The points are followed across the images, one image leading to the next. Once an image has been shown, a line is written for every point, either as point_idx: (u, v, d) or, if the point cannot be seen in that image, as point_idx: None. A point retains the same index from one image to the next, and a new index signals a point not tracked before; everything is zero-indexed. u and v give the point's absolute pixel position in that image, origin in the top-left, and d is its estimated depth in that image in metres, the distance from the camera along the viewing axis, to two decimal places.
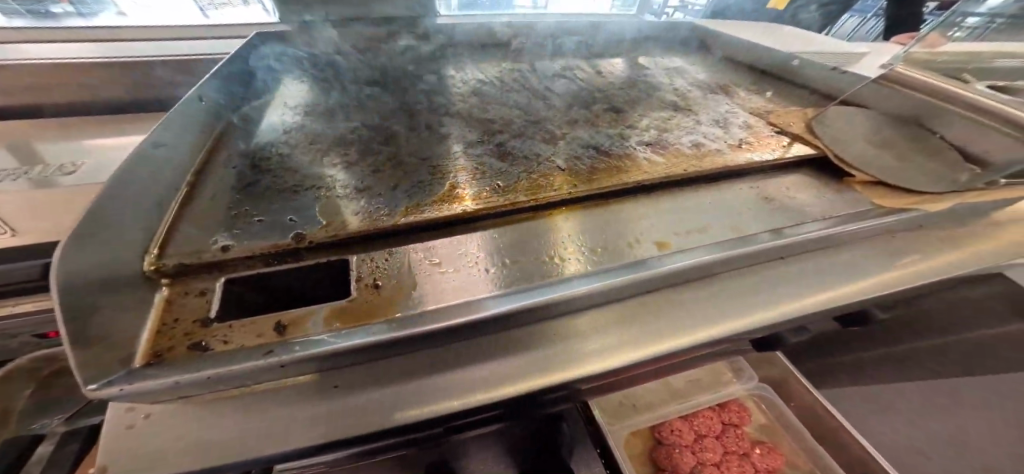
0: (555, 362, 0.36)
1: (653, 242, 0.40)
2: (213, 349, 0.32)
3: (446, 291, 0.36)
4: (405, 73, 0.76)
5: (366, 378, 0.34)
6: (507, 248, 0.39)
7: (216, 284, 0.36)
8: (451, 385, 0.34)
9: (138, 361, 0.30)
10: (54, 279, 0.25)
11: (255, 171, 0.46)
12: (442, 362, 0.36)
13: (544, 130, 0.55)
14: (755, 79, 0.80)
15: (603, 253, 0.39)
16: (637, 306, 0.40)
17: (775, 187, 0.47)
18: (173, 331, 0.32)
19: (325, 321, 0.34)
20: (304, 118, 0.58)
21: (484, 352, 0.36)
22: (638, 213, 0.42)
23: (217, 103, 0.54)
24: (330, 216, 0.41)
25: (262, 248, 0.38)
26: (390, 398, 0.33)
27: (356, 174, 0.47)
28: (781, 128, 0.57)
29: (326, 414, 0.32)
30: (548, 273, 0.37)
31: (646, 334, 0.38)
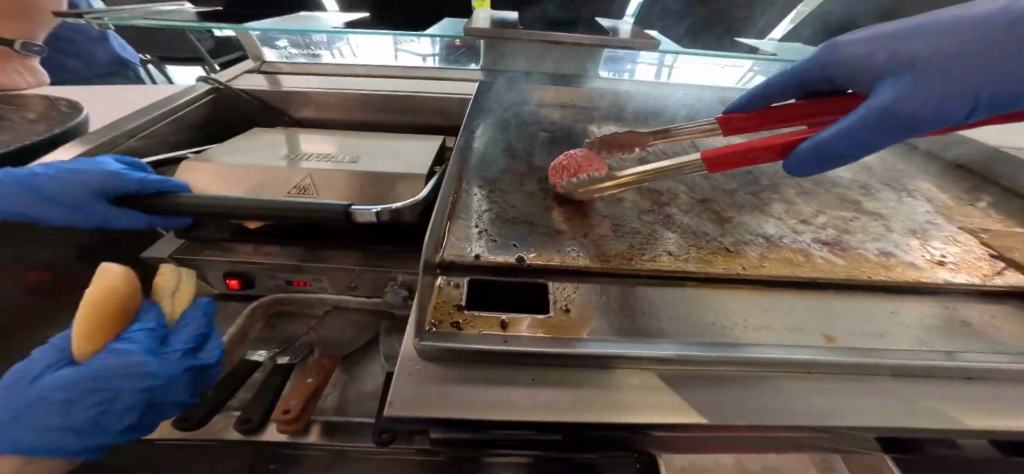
0: (739, 408, 0.39)
1: (826, 331, 0.44)
2: (463, 328, 0.47)
3: (633, 328, 0.46)
4: (582, 134, 0.92)
5: (558, 379, 0.43)
6: (682, 307, 0.48)
7: (465, 281, 0.53)
8: (635, 401, 0.40)
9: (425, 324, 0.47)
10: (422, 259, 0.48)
11: (488, 203, 0.64)
12: (626, 375, 0.43)
13: (711, 210, 0.63)
14: (964, 184, 0.72)
15: (775, 331, 0.44)
16: (824, 383, 0.41)
17: (976, 316, 0.45)
18: (442, 309, 0.49)
19: (533, 327, 0.48)
20: (511, 164, 0.77)
21: (666, 383, 0.42)
22: (809, 304, 0.47)
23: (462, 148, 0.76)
24: (539, 248, 0.56)
25: (495, 262, 0.54)
26: (585, 394, 0.41)
27: (554, 218, 0.62)
28: (996, 250, 0.53)
29: (533, 399, 0.41)
30: (724, 335, 0.44)
31: (839, 410, 0.38)
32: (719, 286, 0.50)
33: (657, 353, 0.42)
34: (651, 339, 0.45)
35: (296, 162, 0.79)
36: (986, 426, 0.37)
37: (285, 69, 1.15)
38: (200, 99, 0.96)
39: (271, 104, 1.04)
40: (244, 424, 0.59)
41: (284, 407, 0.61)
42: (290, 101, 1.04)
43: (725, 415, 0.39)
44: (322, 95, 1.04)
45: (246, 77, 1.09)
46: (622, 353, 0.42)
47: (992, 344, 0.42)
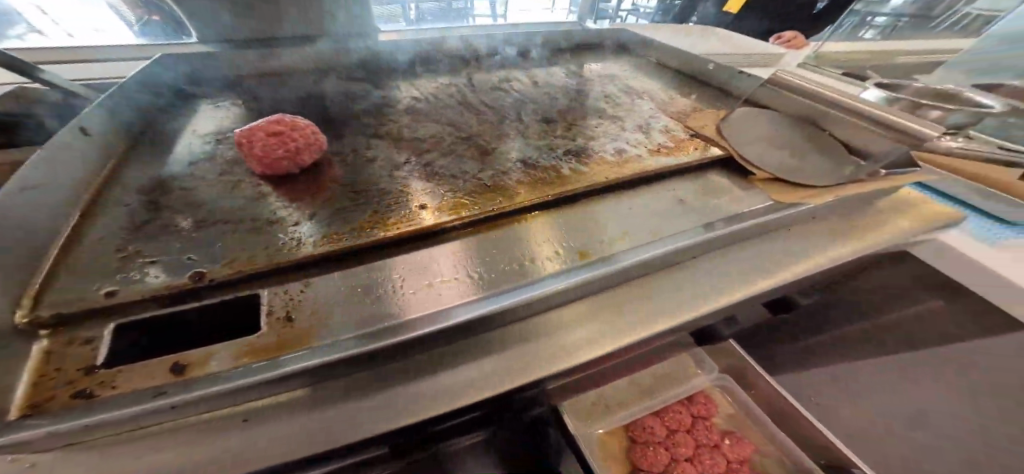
0: (539, 357, 0.36)
1: (589, 247, 0.41)
2: (99, 395, 0.29)
3: (417, 303, 0.36)
4: (337, 92, 0.74)
5: (325, 397, 0.33)
6: (443, 265, 0.39)
7: (107, 328, 0.33)
8: (427, 392, 0.34)
9: (11, 414, 0.26)
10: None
11: (153, 208, 0.43)
12: (388, 381, 0.34)
13: (472, 147, 0.56)
14: (683, 83, 0.83)
15: (540, 261, 0.40)
16: (614, 299, 0.41)
17: (689, 190, 0.49)
18: (50, 380, 0.29)
19: (229, 358, 0.32)
20: (217, 145, 0.55)
21: (461, 356, 0.36)
22: (568, 221, 0.44)
23: (115, 139, 0.50)
24: (237, 250, 0.39)
25: (156, 288, 0.35)
26: (360, 411, 0.32)
27: (271, 203, 0.45)
28: (698, 131, 0.60)
29: (272, 444, 0.29)
30: (521, 278, 0.38)
31: (626, 321, 0.39)
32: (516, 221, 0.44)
33: (455, 324, 0.32)
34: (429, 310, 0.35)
35: None
36: (734, 288, 0.42)
37: None
38: None
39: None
40: None
41: None
42: None
43: (494, 384, 0.34)
44: None
45: None
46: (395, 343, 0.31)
47: (699, 212, 0.46)
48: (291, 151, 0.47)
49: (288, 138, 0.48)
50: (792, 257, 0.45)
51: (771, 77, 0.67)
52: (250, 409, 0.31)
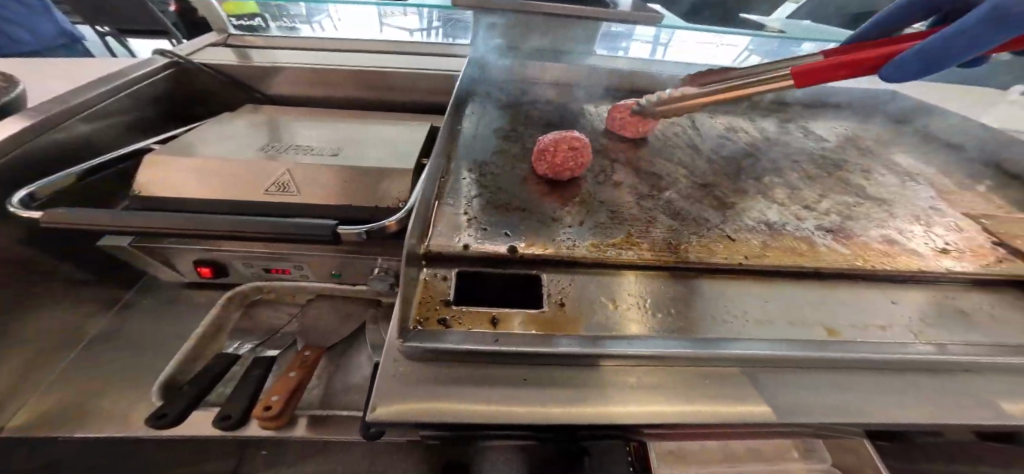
0: (787, 407, 0.36)
1: (815, 328, 0.42)
2: (450, 325, 0.44)
3: (660, 326, 0.43)
4: (576, 114, 0.87)
5: (582, 377, 0.39)
6: (667, 298, 0.46)
7: (452, 274, 0.49)
8: (665, 400, 0.37)
9: (409, 322, 0.43)
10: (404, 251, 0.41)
11: (478, 186, 0.60)
12: (615, 374, 0.39)
13: (713, 196, 0.60)
14: (962, 169, 0.70)
15: (764, 324, 0.42)
16: (871, 379, 0.38)
17: (979, 306, 0.44)
18: (426, 305, 0.46)
19: (526, 323, 0.44)
20: (503, 145, 0.72)
21: (701, 379, 0.38)
22: (789, 296, 0.45)
23: (450, 128, 0.71)
24: (531, 235, 0.53)
25: (484, 252, 0.50)
26: (610, 395, 0.37)
27: (550, 204, 0.58)
28: (1001, 239, 0.51)
29: (545, 397, 0.37)
30: (766, 334, 0.41)
31: (897, 411, 0.36)
32: (761, 280, 0.47)
33: (708, 354, 0.38)
34: (674, 338, 0.41)
35: (277, 154, 0.74)
36: None
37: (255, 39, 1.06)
38: (159, 74, 0.87)
39: (243, 82, 0.96)
40: (225, 422, 0.53)
41: (266, 403, 0.57)
42: (256, 76, 0.96)
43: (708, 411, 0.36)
44: (294, 70, 0.95)
45: (209, 49, 1.00)
46: (650, 354, 0.39)
47: (996, 334, 0.41)
48: (570, 167, 0.59)
49: (581, 154, 0.60)
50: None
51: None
52: (528, 373, 0.40)
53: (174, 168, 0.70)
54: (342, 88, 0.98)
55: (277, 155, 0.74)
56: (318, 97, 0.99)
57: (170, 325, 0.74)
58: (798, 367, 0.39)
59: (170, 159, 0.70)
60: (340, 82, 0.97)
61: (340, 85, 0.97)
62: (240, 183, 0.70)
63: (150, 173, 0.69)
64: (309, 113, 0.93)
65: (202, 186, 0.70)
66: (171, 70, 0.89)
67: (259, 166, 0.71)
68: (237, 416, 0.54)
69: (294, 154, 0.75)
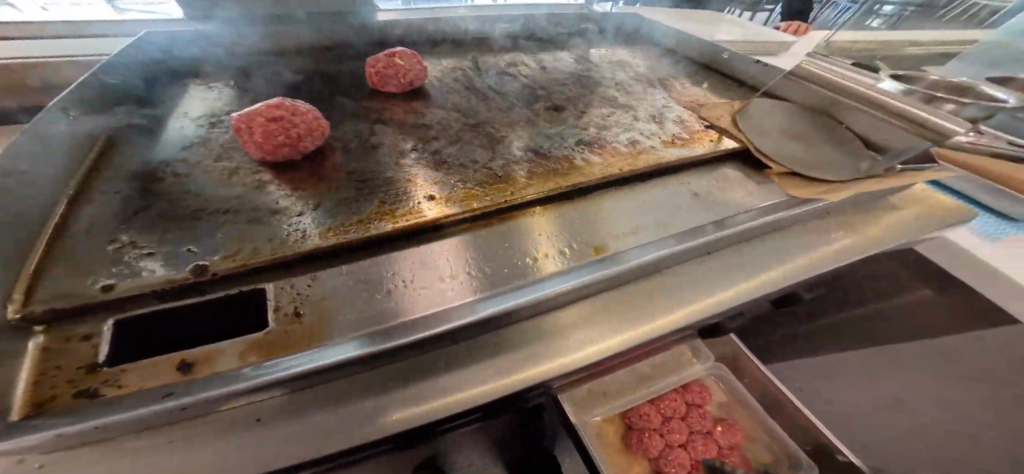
0: (547, 359, 0.34)
1: (588, 249, 0.39)
2: (104, 394, 0.27)
3: (422, 304, 0.35)
4: (337, 74, 0.71)
5: (333, 397, 0.31)
6: (436, 264, 0.38)
7: (104, 323, 0.31)
8: (426, 399, 0.31)
9: (14, 415, 0.24)
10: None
11: (146, 195, 0.41)
12: (388, 381, 0.32)
13: (482, 134, 0.54)
14: (691, 71, 0.81)
15: (539, 258, 0.38)
16: (624, 296, 0.39)
17: (703, 184, 0.48)
18: (50, 380, 0.27)
19: (239, 354, 0.31)
20: (210, 129, 0.52)
21: (465, 356, 0.34)
22: (566, 220, 0.42)
23: (96, 125, 0.47)
24: (236, 241, 0.38)
25: (155, 282, 0.34)
26: (365, 411, 0.30)
27: (274, 191, 0.43)
28: (711, 122, 0.59)
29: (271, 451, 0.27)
30: (532, 276, 0.37)
31: (642, 322, 0.37)
32: (533, 214, 0.43)
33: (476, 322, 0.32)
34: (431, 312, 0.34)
35: None
36: (753, 282, 0.41)
37: None
38: None
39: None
40: None
41: None
42: None
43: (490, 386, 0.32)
44: None
45: None
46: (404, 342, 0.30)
47: (715, 204, 0.45)
48: (291, 134, 0.45)
49: (289, 123, 0.45)
50: (796, 247, 0.44)
51: (798, 69, 0.64)
52: (267, 408, 0.29)
53: None
54: None
55: None
56: None
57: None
58: (562, 305, 0.37)
59: None
60: None
61: None
62: None
63: None
64: None
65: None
66: None
67: None
68: None
69: None
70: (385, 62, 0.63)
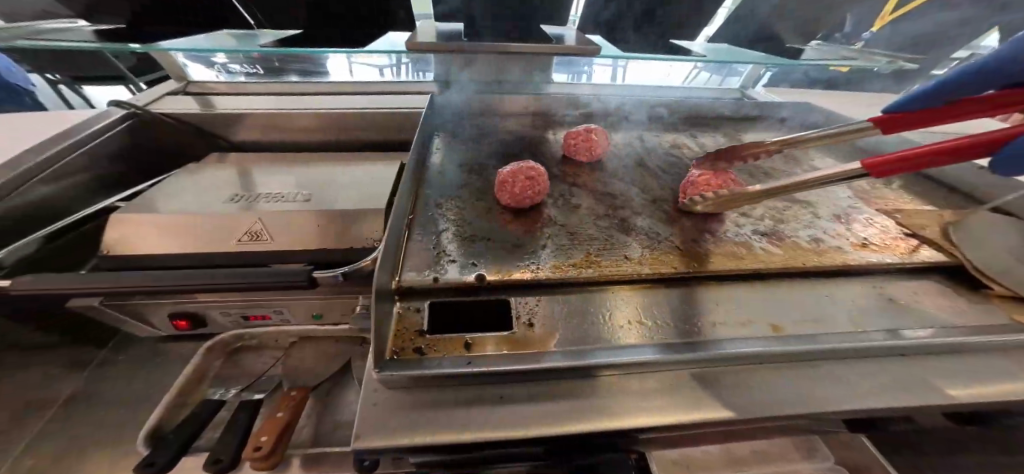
0: (720, 406, 0.39)
1: (669, 330, 0.46)
2: (425, 354, 0.46)
3: (611, 337, 0.46)
4: (535, 141, 0.94)
5: (541, 391, 0.43)
6: (594, 312, 0.49)
7: (424, 304, 0.51)
8: (613, 409, 0.40)
9: (387, 353, 0.46)
10: (376, 288, 0.44)
11: (444, 219, 0.64)
12: (587, 392, 0.42)
13: (663, 210, 0.66)
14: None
15: (623, 326, 0.47)
16: (799, 373, 0.42)
17: (901, 292, 0.49)
18: (403, 337, 0.48)
19: (497, 344, 0.47)
20: (469, 177, 0.77)
21: (646, 386, 0.42)
22: (649, 301, 0.50)
23: (418, 167, 0.75)
24: (493, 264, 0.56)
25: (452, 283, 0.53)
26: (566, 410, 0.41)
27: (511, 230, 0.62)
28: (912, 231, 0.59)
29: (505, 417, 0.40)
30: (706, 337, 0.45)
31: (818, 399, 0.39)
32: (706, 286, 0.51)
33: (656, 358, 0.42)
34: (621, 345, 0.44)
35: (250, 204, 0.76)
36: (957, 397, 0.39)
37: (217, 88, 1.11)
38: (120, 127, 0.90)
39: (203, 129, 1.00)
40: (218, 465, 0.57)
41: (254, 444, 0.59)
42: (224, 126, 1.01)
43: (576, 422, 0.39)
44: (263, 116, 1.00)
45: (174, 98, 1.04)
46: (596, 362, 0.42)
47: (915, 316, 0.46)
48: (529, 194, 0.64)
49: (537, 183, 0.64)
50: (990, 379, 0.41)
51: None
52: (504, 391, 0.43)
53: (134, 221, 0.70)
54: (311, 131, 1.03)
55: (248, 205, 0.76)
56: (288, 140, 1.04)
57: (156, 374, 0.74)
58: (731, 365, 0.43)
59: (130, 211, 0.71)
60: (312, 124, 1.01)
61: (311, 131, 1.03)
62: (211, 235, 0.72)
63: (113, 226, 0.70)
64: (277, 156, 0.97)
65: (171, 240, 0.71)
66: (130, 121, 0.92)
67: (228, 218, 0.72)
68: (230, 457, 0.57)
69: (265, 203, 0.77)
70: (583, 136, 0.80)
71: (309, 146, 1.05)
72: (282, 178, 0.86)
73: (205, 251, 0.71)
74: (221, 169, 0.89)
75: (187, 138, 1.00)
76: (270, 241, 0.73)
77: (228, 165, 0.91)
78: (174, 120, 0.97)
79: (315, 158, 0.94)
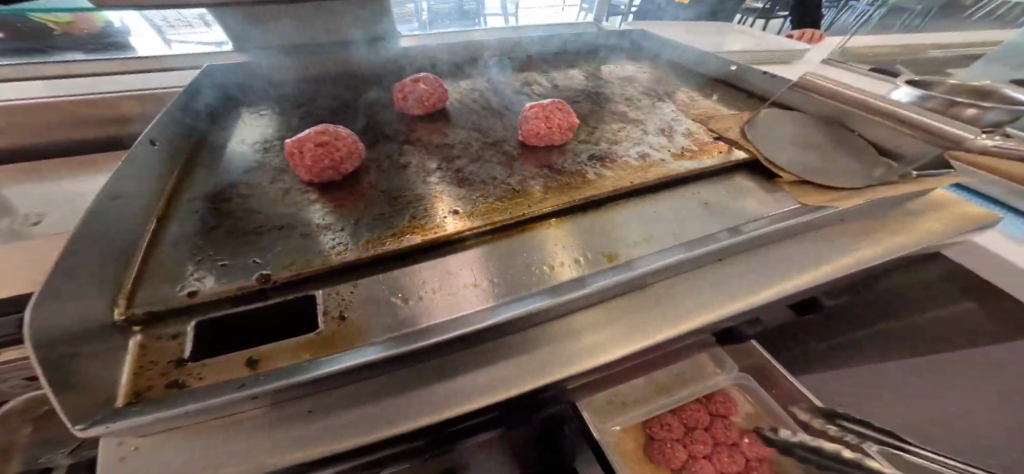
0: (568, 360, 0.37)
1: (599, 259, 0.42)
2: (188, 386, 0.33)
3: (447, 310, 0.39)
4: (368, 98, 0.79)
5: (373, 389, 0.35)
6: (429, 282, 0.41)
7: (186, 326, 0.37)
8: (456, 387, 0.35)
9: (118, 401, 0.31)
10: (27, 325, 0.26)
11: (217, 214, 0.49)
12: (432, 377, 0.36)
13: (503, 151, 0.60)
14: (697, 87, 0.86)
15: (553, 266, 0.42)
16: (647, 298, 0.42)
17: (713, 193, 0.51)
18: (147, 374, 0.33)
19: (297, 351, 0.36)
20: (265, 154, 0.61)
21: (492, 356, 0.38)
22: (576, 233, 0.46)
23: (177, 152, 0.55)
24: (286, 257, 0.44)
25: (228, 291, 0.40)
26: (407, 406, 0.34)
27: (315, 209, 0.50)
28: (720, 134, 0.62)
29: (327, 427, 0.32)
30: (551, 281, 0.40)
31: (660, 329, 0.39)
32: (543, 226, 0.47)
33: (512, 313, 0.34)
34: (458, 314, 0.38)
35: None
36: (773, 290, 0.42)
37: None
38: None
39: None
40: None
41: None
42: None
43: (427, 412, 0.33)
44: None
45: None
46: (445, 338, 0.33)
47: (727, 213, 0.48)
48: (332, 160, 0.51)
49: (332, 148, 0.52)
50: (808, 264, 0.45)
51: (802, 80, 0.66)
52: (316, 401, 0.33)
53: None
54: None
55: None
56: None
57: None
58: (576, 310, 0.40)
59: None
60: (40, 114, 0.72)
61: None
62: None
63: None
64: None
65: None
66: None
67: None
68: None
69: None
70: (410, 86, 0.69)
71: None
72: None
73: None
74: None
75: None
76: None
77: None
78: None
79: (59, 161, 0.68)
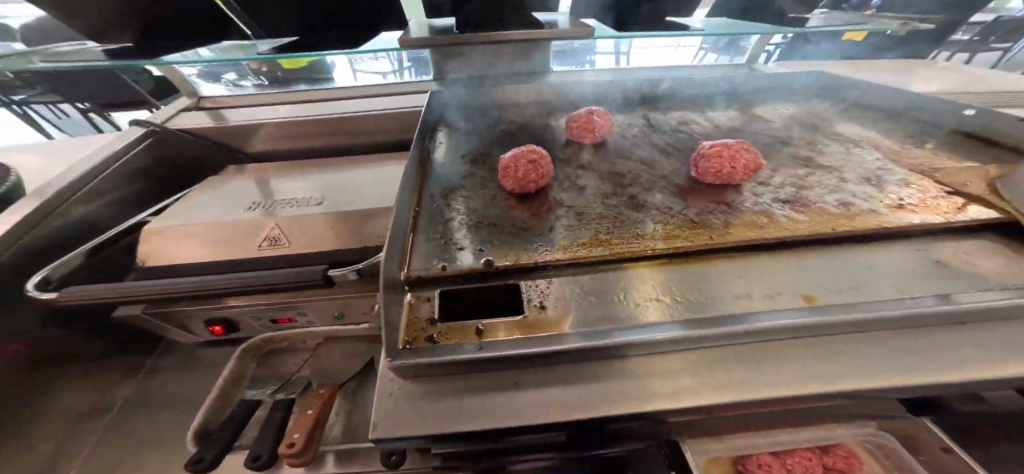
0: (766, 385, 0.37)
1: (686, 305, 0.43)
2: (438, 341, 0.44)
3: (638, 318, 0.43)
4: (539, 128, 0.93)
5: (571, 374, 0.40)
6: (614, 290, 0.47)
7: (435, 293, 0.51)
8: (650, 389, 0.38)
9: (399, 343, 0.44)
10: (382, 280, 0.44)
11: (450, 209, 0.64)
12: (626, 373, 0.39)
13: (673, 186, 0.64)
14: (895, 135, 0.77)
15: (638, 303, 0.44)
16: (848, 344, 0.39)
17: (947, 253, 0.46)
18: (413, 326, 0.46)
19: (508, 329, 0.44)
20: (473, 167, 0.77)
21: (686, 364, 0.39)
22: (664, 277, 0.47)
23: (421, 160, 0.75)
24: (504, 249, 0.55)
25: (465, 270, 0.53)
26: (604, 394, 0.38)
27: (518, 216, 0.61)
28: (954, 188, 0.56)
29: (530, 404, 0.37)
30: (736, 309, 0.42)
31: (873, 373, 0.37)
32: (726, 258, 0.49)
33: (697, 336, 0.39)
34: (651, 323, 0.42)
35: (270, 210, 0.78)
36: None
37: (227, 101, 1.15)
38: (140, 146, 0.93)
39: (224, 143, 1.05)
40: (257, 462, 0.54)
41: (288, 441, 0.57)
42: (242, 138, 1.05)
43: (617, 406, 0.36)
44: (279, 126, 1.05)
45: (188, 114, 1.08)
46: (637, 341, 0.39)
47: (964, 277, 0.43)
48: (534, 178, 0.64)
49: (540, 165, 0.65)
50: None
51: None
52: (520, 376, 0.40)
53: (166, 233, 0.73)
54: (325, 138, 1.07)
55: (269, 211, 0.78)
56: (303, 146, 1.08)
57: (202, 376, 0.77)
58: (770, 341, 0.40)
59: (161, 225, 0.74)
60: (327, 131, 1.06)
61: (324, 137, 1.06)
62: (235, 243, 0.74)
63: (153, 239, 0.73)
64: (291, 164, 0.99)
65: (200, 247, 0.74)
66: (150, 139, 0.95)
67: (251, 222, 0.74)
68: (267, 452, 0.55)
69: (282, 209, 0.78)
70: (585, 118, 0.79)
71: (324, 150, 1.08)
72: (300, 183, 0.89)
73: (226, 261, 0.74)
74: (237, 179, 0.93)
75: (210, 153, 1.05)
76: (289, 246, 0.75)
77: (242, 174, 0.95)
78: (191, 135, 1.02)
79: (336, 163, 0.99)
